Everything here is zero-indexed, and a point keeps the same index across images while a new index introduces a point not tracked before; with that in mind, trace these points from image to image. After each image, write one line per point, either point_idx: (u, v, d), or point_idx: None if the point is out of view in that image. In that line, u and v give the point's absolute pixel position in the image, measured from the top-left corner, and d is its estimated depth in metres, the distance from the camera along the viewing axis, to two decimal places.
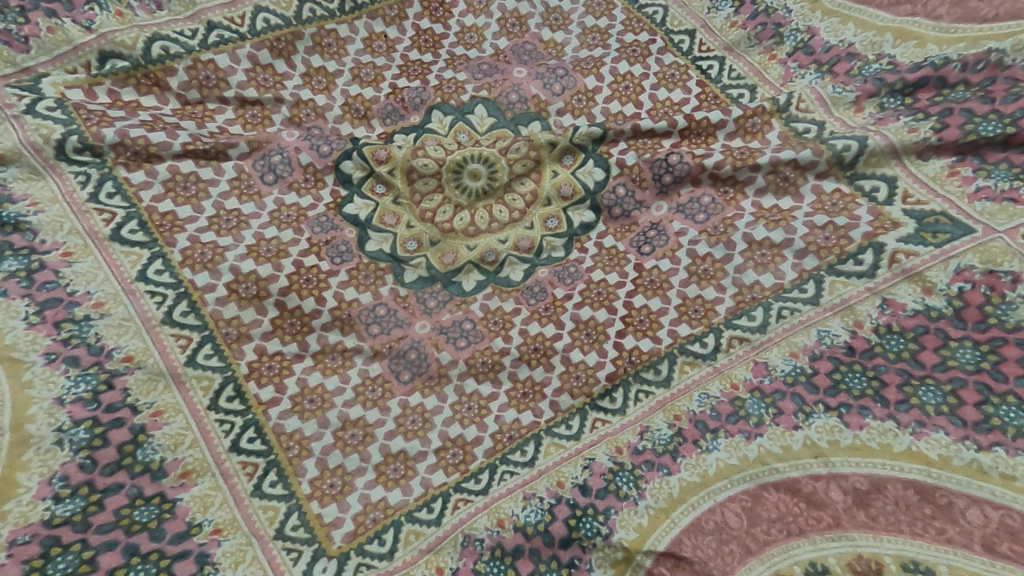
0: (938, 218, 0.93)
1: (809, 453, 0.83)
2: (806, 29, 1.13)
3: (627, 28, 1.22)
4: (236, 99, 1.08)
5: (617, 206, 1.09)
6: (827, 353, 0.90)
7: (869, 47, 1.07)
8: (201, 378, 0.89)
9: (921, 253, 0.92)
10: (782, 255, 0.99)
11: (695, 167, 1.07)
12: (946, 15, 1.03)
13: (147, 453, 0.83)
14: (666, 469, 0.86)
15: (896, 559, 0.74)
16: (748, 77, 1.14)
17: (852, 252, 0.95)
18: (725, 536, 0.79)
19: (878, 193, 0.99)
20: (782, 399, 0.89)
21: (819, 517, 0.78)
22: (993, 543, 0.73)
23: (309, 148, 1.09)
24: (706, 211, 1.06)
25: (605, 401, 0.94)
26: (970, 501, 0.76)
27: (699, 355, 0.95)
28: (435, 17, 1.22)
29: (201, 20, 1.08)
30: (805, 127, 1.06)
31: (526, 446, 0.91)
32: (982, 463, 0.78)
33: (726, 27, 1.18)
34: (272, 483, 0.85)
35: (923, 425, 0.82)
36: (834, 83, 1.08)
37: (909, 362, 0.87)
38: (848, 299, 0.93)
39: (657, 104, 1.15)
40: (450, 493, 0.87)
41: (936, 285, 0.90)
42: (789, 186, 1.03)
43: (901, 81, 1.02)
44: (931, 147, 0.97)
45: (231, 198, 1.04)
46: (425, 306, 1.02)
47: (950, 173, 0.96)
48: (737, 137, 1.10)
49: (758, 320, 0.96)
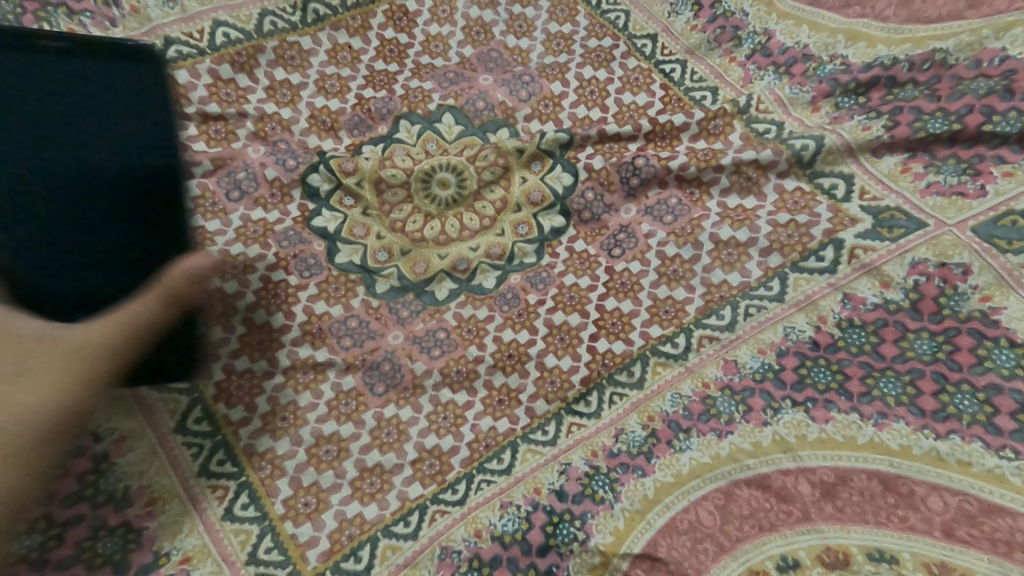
0: (893, 213, 0.97)
1: (778, 448, 0.85)
2: (763, 31, 1.15)
3: (591, 33, 1.23)
4: (198, 114, 1.07)
5: (587, 210, 1.09)
6: (793, 348, 0.92)
7: (822, 48, 1.10)
8: (167, 400, 0.87)
9: (879, 248, 0.95)
10: (748, 253, 1.01)
11: (660, 169, 1.08)
12: (894, 16, 1.06)
13: (110, 482, 0.81)
14: (641, 470, 0.87)
15: (862, 549, 0.76)
16: (709, 80, 1.16)
17: (814, 249, 0.98)
18: (699, 534, 0.80)
19: (836, 189, 1.01)
20: (751, 396, 0.90)
21: (789, 511, 0.80)
22: (952, 528, 0.75)
23: (275, 162, 1.07)
24: (674, 213, 1.07)
25: (580, 404, 0.94)
26: (929, 488, 0.78)
27: (670, 355, 0.96)
28: (399, 26, 1.21)
29: (158, 35, 1.06)
30: (765, 127, 1.09)
31: (502, 454, 0.90)
32: (939, 450, 0.80)
33: (685, 31, 1.20)
34: (244, 505, 0.84)
35: (884, 416, 0.84)
36: (791, 84, 1.11)
37: (870, 354, 0.89)
38: (811, 296, 0.95)
39: (622, 108, 1.16)
40: (427, 504, 0.87)
41: (894, 278, 0.93)
42: (752, 186, 1.05)
43: (853, 81, 1.05)
44: (884, 145, 1.01)
45: (197, 216, 1.01)
46: (398, 317, 1.01)
47: (903, 169, 1.00)
48: (700, 139, 1.11)
49: (726, 319, 0.97)
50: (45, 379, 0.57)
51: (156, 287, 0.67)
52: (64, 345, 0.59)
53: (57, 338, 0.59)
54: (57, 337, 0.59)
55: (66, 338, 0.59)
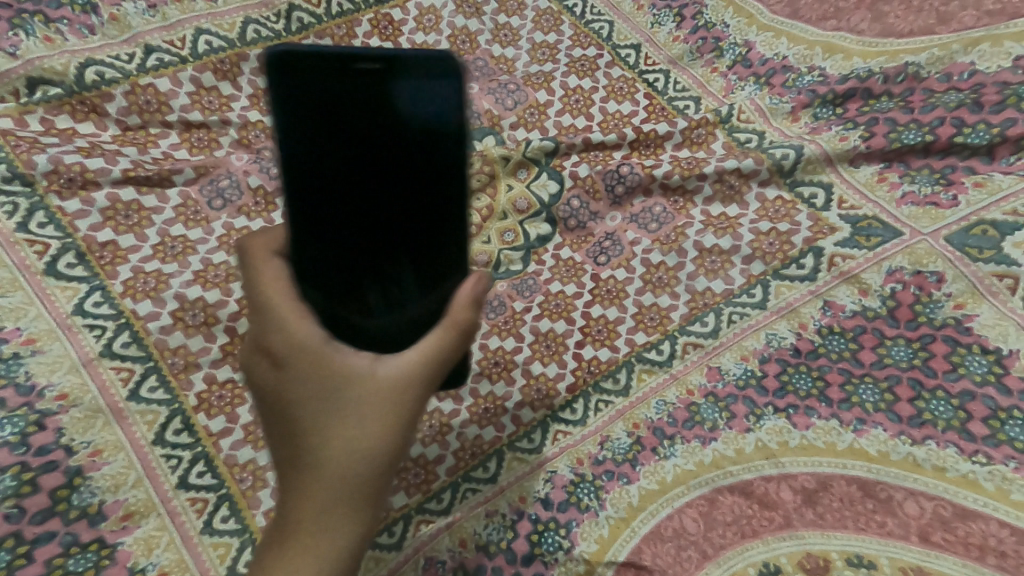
0: (870, 222, 0.99)
1: (760, 455, 0.86)
2: (743, 43, 1.17)
3: (576, 43, 1.24)
4: (180, 122, 1.07)
5: (573, 217, 1.08)
6: (775, 355, 0.93)
7: (801, 60, 1.12)
8: (145, 413, 0.86)
9: (856, 256, 0.96)
10: (731, 260, 1.01)
11: (645, 177, 1.08)
12: (868, 30, 1.10)
13: (84, 496, 0.80)
14: (626, 478, 0.87)
15: (841, 554, 0.77)
16: (692, 89, 1.17)
17: (795, 257, 0.99)
18: (683, 542, 0.81)
19: (816, 198, 1.03)
20: (734, 402, 0.90)
21: (770, 518, 0.81)
22: (928, 533, 0.77)
23: (259, 170, 1.06)
24: (658, 220, 1.07)
25: (566, 412, 0.93)
26: (907, 493, 0.80)
27: (656, 363, 0.95)
28: (385, 35, 1.22)
29: (139, 43, 1.08)
30: (746, 137, 1.10)
31: (488, 463, 0.89)
32: (916, 456, 0.82)
33: (669, 42, 1.22)
34: (224, 518, 0.82)
35: (863, 422, 0.86)
36: (772, 94, 1.12)
37: (849, 361, 0.90)
38: (792, 303, 0.96)
39: (607, 117, 1.17)
40: (411, 514, 0.85)
41: (872, 286, 0.94)
42: (734, 194, 1.07)
43: (831, 92, 1.08)
44: (861, 155, 1.03)
45: (178, 224, 1.00)
46: None
47: (879, 179, 1.02)
48: (683, 148, 1.13)
49: (710, 326, 0.97)
50: (361, 422, 0.62)
51: (445, 320, 0.68)
52: (376, 389, 0.63)
53: (374, 382, 0.64)
54: (333, 377, 0.63)
55: (362, 382, 0.63)
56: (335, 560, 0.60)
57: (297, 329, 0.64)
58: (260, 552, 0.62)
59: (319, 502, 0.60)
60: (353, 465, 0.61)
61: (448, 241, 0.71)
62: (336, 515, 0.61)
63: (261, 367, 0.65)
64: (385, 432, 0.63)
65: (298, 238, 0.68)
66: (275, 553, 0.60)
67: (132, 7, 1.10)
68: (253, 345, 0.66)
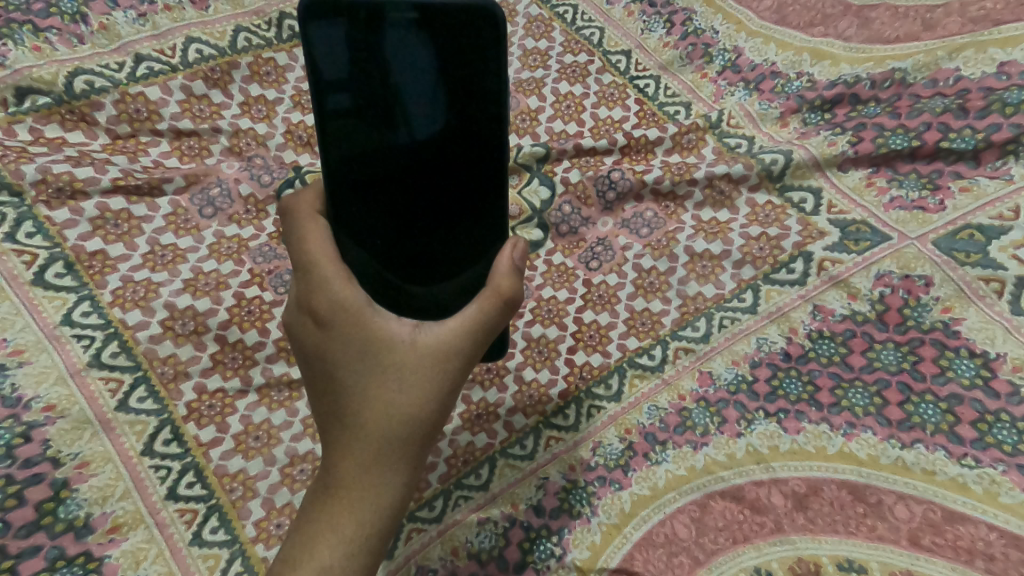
0: (859, 226, 0.99)
1: (751, 459, 0.86)
2: (733, 49, 1.18)
3: (567, 49, 1.24)
4: (170, 131, 1.06)
5: (564, 223, 1.09)
6: (766, 359, 0.93)
7: (790, 65, 1.13)
8: (134, 423, 0.85)
9: (845, 260, 0.97)
10: (722, 265, 1.02)
11: (636, 182, 1.09)
12: (855, 36, 1.11)
13: (70, 509, 0.79)
14: (618, 484, 0.87)
15: (832, 559, 0.77)
16: (683, 95, 1.18)
17: (784, 261, 1.00)
18: (675, 548, 0.81)
19: (805, 203, 1.04)
20: (725, 407, 0.90)
21: (762, 523, 0.81)
22: (917, 536, 0.77)
23: (250, 178, 1.06)
24: (650, 225, 1.07)
25: (558, 418, 0.93)
26: (896, 497, 0.80)
27: (647, 368, 0.95)
28: None
29: (129, 52, 1.08)
30: (736, 142, 1.11)
31: (480, 469, 0.89)
32: (905, 460, 0.82)
33: (659, 48, 1.22)
34: (213, 529, 0.81)
35: (853, 426, 0.86)
36: (761, 100, 1.13)
37: (839, 365, 0.91)
38: (782, 307, 0.96)
39: (598, 122, 1.17)
40: (403, 523, 0.85)
41: (860, 290, 0.95)
42: (725, 199, 1.07)
43: (819, 98, 1.09)
44: (849, 160, 1.04)
45: (168, 232, 0.99)
46: None
47: (867, 184, 1.03)
48: (674, 153, 1.13)
49: (702, 331, 0.97)
50: (404, 384, 0.66)
51: (488, 290, 0.70)
52: (417, 355, 0.67)
53: (416, 349, 0.67)
54: (377, 342, 0.67)
55: (406, 348, 0.67)
56: (376, 513, 0.63)
57: (344, 293, 0.68)
58: (305, 504, 0.66)
59: (353, 455, 0.64)
60: (391, 422, 0.65)
61: (496, 205, 0.71)
62: (371, 467, 0.64)
63: (308, 331, 0.69)
64: (426, 395, 0.66)
65: (344, 201, 0.71)
66: (320, 504, 0.64)
67: (122, 17, 1.10)
68: (298, 307, 0.70)
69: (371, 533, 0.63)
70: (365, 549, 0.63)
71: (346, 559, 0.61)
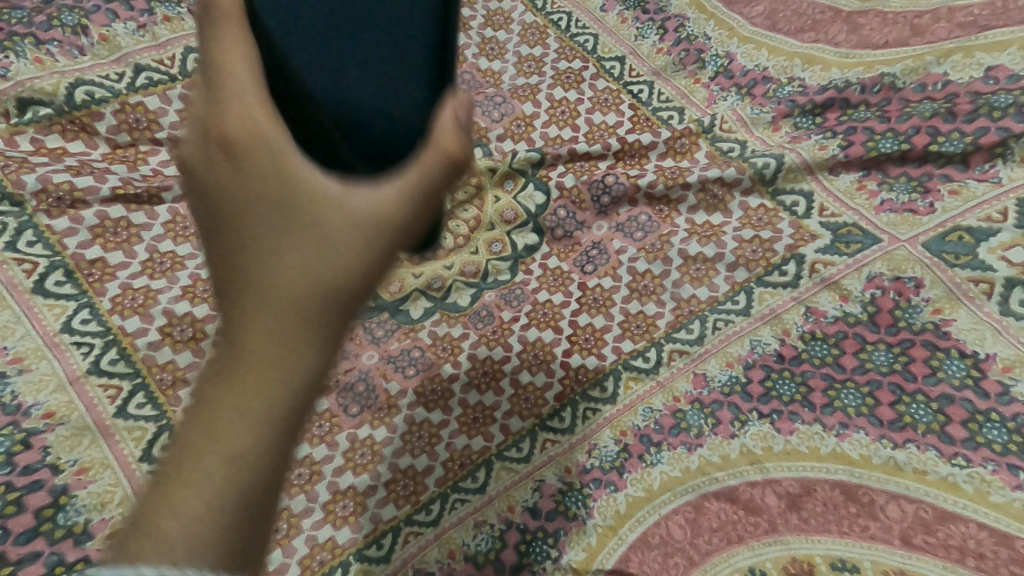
0: (850, 229, 1.00)
1: (745, 460, 0.86)
2: (725, 54, 1.19)
3: (561, 56, 1.25)
4: (169, 140, 1.07)
5: (559, 227, 1.09)
6: (759, 361, 0.94)
7: (781, 71, 1.14)
8: (133, 429, 0.86)
9: (837, 263, 0.98)
10: (715, 268, 1.03)
11: (630, 187, 1.10)
12: (845, 41, 1.12)
13: (69, 516, 0.79)
14: (613, 485, 0.87)
15: (825, 559, 0.78)
16: (676, 100, 1.19)
17: (777, 264, 1.01)
18: (670, 549, 0.81)
19: (797, 206, 1.05)
20: (719, 408, 0.91)
21: (756, 523, 0.81)
22: (909, 535, 0.78)
23: None
24: (644, 229, 1.08)
25: (554, 420, 0.93)
26: (889, 497, 0.81)
27: (642, 370, 0.96)
28: None
29: (128, 63, 1.08)
30: (729, 146, 1.12)
31: (477, 472, 0.89)
32: (897, 460, 0.83)
33: (652, 54, 1.23)
34: None
35: (846, 426, 0.87)
36: (752, 105, 1.14)
37: (832, 366, 0.91)
38: (775, 309, 0.97)
39: (593, 127, 1.18)
40: (400, 526, 0.86)
41: (852, 292, 0.96)
42: (718, 203, 1.08)
43: (810, 102, 1.10)
44: (840, 163, 1.05)
45: (167, 240, 1.00)
46: (372, 336, 1.00)
47: (858, 187, 1.04)
48: (668, 158, 1.14)
49: (696, 333, 0.98)
50: (306, 265, 0.47)
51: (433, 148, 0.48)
52: (345, 220, 0.47)
53: (332, 216, 0.47)
54: (297, 205, 0.46)
55: (325, 211, 0.47)
56: (261, 435, 0.46)
57: (243, 124, 0.45)
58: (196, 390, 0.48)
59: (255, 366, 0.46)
60: (306, 308, 0.47)
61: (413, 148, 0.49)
62: (281, 371, 0.47)
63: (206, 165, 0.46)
64: (331, 282, 0.47)
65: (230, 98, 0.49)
66: (213, 398, 0.47)
67: (122, 28, 1.11)
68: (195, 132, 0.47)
69: (251, 467, 0.46)
70: (251, 486, 0.46)
71: (220, 505, 0.44)
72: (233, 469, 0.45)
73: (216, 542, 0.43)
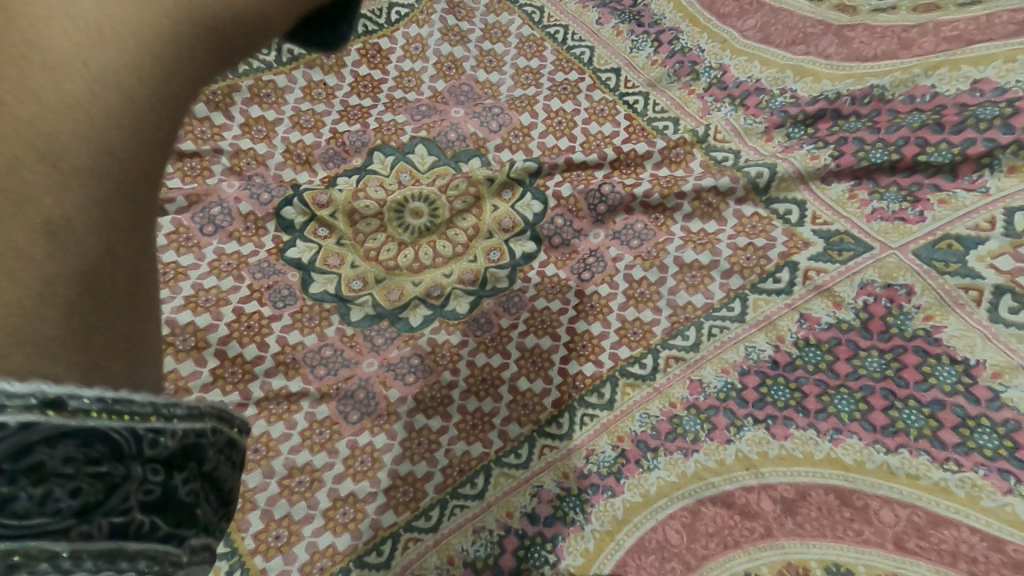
0: (842, 237, 1.02)
1: (741, 466, 0.87)
2: (718, 66, 1.21)
3: (558, 67, 1.27)
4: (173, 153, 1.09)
5: (557, 235, 1.11)
6: (754, 367, 0.95)
7: (773, 82, 1.16)
8: None
9: (830, 270, 1.00)
10: (710, 275, 1.04)
11: (626, 196, 1.11)
12: (835, 54, 1.14)
13: None
14: (610, 491, 0.88)
15: (820, 563, 0.79)
16: (671, 110, 1.21)
17: (771, 271, 1.02)
18: (666, 554, 0.82)
19: (791, 215, 1.06)
20: (715, 414, 0.92)
21: (752, 528, 0.82)
22: (902, 540, 0.79)
23: (250, 197, 1.08)
24: (640, 237, 1.09)
25: (552, 427, 0.94)
26: (882, 501, 0.82)
27: (639, 376, 0.97)
28: (373, 63, 1.24)
29: None
30: (723, 155, 1.14)
31: (476, 478, 0.90)
32: (890, 464, 0.84)
33: (647, 65, 1.25)
34: None
35: (839, 432, 0.88)
36: (746, 115, 1.16)
37: (825, 372, 0.93)
38: (769, 316, 0.99)
39: (589, 138, 1.20)
40: (400, 532, 0.86)
41: (845, 298, 0.97)
42: (713, 211, 1.09)
43: (802, 113, 1.12)
44: (832, 173, 1.07)
45: (169, 251, 1.03)
46: (372, 344, 1.01)
47: (850, 196, 1.05)
48: (663, 167, 1.16)
49: (692, 339, 0.99)
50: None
51: None
52: None
53: None
54: None
55: None
56: (107, 211, 0.36)
57: None
58: None
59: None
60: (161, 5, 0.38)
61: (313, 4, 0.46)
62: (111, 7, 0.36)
63: None
64: (247, 6, 0.40)
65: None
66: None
67: None
68: None
69: (95, 245, 0.35)
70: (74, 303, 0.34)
71: (52, 338, 0.33)
72: (64, 235, 0.34)
73: (75, 369, 0.33)
